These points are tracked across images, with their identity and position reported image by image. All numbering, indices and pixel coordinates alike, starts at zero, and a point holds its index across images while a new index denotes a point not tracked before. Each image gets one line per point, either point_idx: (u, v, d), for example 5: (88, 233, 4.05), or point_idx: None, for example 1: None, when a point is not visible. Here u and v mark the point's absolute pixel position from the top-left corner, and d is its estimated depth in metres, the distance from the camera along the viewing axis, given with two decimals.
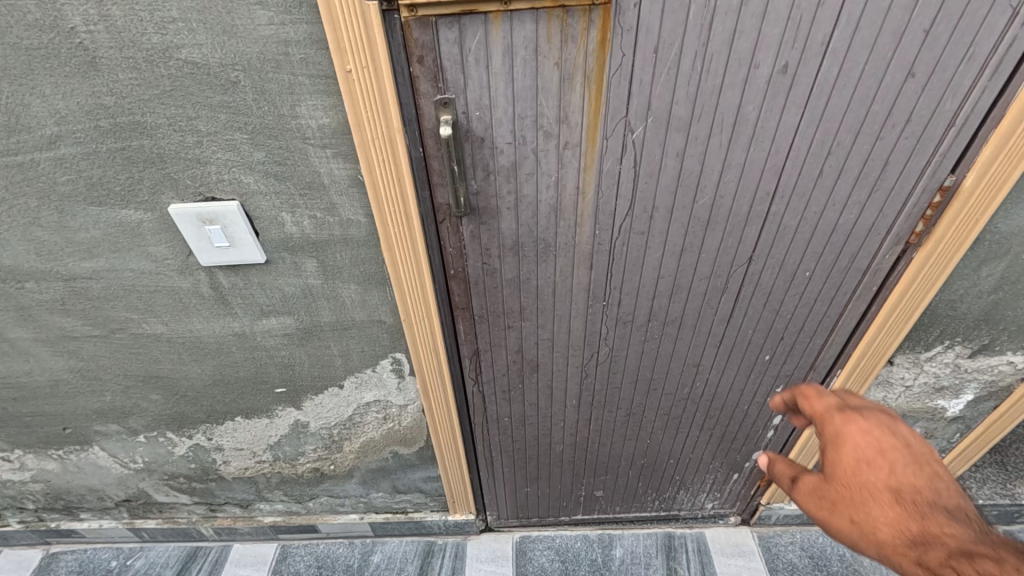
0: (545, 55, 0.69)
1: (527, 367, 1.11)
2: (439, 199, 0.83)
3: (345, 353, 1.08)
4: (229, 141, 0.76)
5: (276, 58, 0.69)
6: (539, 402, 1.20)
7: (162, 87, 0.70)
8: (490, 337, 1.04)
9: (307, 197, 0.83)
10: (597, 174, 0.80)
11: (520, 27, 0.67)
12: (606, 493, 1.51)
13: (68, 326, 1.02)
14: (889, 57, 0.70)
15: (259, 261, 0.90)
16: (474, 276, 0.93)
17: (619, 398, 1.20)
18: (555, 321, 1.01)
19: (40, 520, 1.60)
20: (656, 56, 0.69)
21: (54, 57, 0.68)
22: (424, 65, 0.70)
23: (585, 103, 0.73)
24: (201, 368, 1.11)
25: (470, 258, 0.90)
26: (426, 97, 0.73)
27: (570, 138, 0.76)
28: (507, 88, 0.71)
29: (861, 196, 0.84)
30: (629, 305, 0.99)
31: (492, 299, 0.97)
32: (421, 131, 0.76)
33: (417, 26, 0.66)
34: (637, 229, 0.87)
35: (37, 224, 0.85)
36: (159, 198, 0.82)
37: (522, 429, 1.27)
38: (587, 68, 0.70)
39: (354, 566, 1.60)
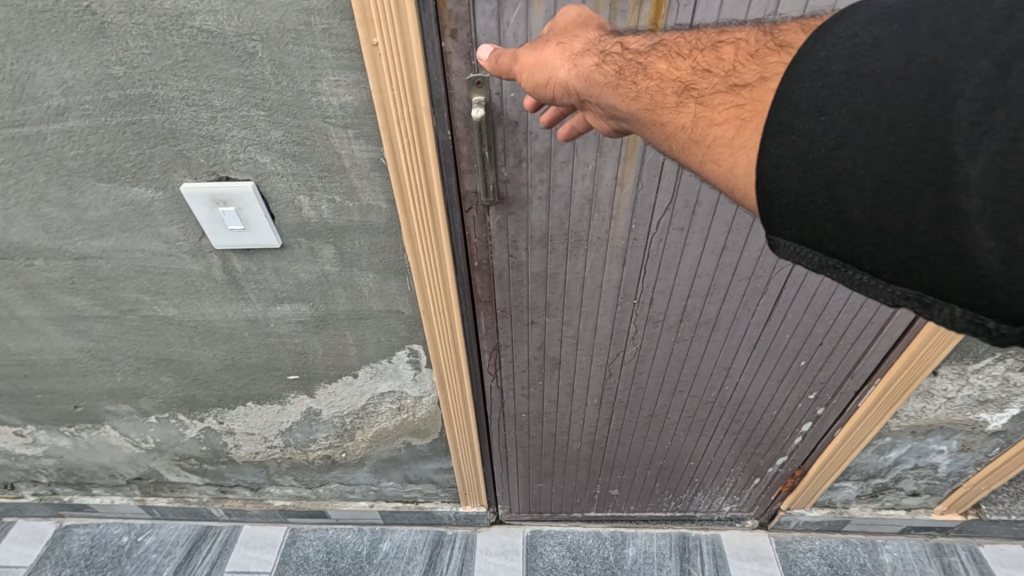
0: None
1: (549, 364, 1.07)
2: (467, 186, 0.78)
3: (360, 343, 1.04)
4: (245, 118, 0.71)
5: (297, 28, 0.63)
6: (559, 399, 1.16)
7: (175, 57, 0.66)
8: (512, 332, 1.00)
9: (326, 180, 0.78)
10: (636, 165, 0.74)
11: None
12: (621, 493, 1.48)
13: (78, 306, 0.99)
14: None
15: (274, 246, 0.86)
16: (499, 268, 0.88)
17: (642, 400, 1.16)
18: (581, 318, 0.97)
19: (53, 494, 1.60)
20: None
21: (60, 22, 0.63)
22: (457, 39, 0.65)
23: None
24: (212, 352, 1.08)
25: (496, 249, 0.85)
26: (458, 75, 0.67)
27: None
28: None
29: None
30: (661, 304, 0.94)
31: (515, 293, 0.92)
32: (450, 112, 0.71)
33: None
34: (676, 225, 0.81)
35: (45, 200, 0.81)
36: (171, 177, 0.78)
37: (538, 426, 1.24)
38: None
39: (363, 553, 1.58)
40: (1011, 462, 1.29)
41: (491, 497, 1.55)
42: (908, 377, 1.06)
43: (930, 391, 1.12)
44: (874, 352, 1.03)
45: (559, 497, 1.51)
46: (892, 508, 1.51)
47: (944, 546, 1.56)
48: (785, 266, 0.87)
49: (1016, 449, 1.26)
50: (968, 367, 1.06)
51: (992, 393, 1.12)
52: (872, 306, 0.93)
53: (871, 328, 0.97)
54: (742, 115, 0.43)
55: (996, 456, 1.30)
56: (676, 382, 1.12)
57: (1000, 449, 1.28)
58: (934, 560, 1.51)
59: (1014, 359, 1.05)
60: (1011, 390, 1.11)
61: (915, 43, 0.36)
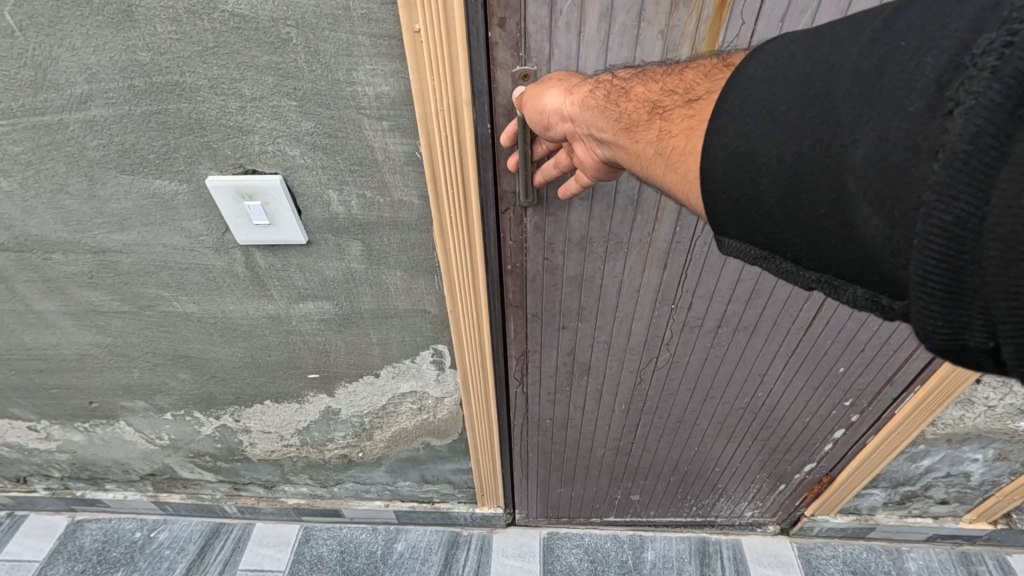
0: (649, 20, 0.61)
1: (578, 369, 1.06)
2: (504, 185, 0.76)
3: (384, 342, 1.02)
4: (276, 108, 0.68)
5: (334, 12, 0.60)
6: (586, 405, 1.15)
7: (205, 43, 0.62)
8: (542, 336, 0.99)
9: (357, 174, 0.75)
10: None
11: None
12: (642, 498, 1.47)
13: (95, 300, 0.96)
14: None
15: (300, 242, 0.83)
16: (533, 271, 0.87)
17: (671, 405, 1.15)
18: (614, 321, 0.96)
19: (65, 488, 1.59)
20: (783, 26, 0.62)
21: (85, 4, 0.60)
22: (506, 28, 0.62)
23: None
24: (232, 350, 1.05)
25: (533, 251, 0.84)
26: (503, 67, 0.65)
27: None
28: (599, 60, 0.64)
29: None
30: (699, 310, 0.92)
31: (549, 297, 0.91)
32: (492, 107, 0.68)
33: None
34: None
35: (65, 192, 0.79)
36: (196, 169, 0.75)
37: (563, 431, 1.23)
38: (696, 39, 0.63)
39: (377, 553, 1.56)
40: None
41: (509, 500, 1.53)
42: (948, 389, 1.04)
43: (971, 400, 1.08)
44: (918, 359, 0.99)
45: (579, 501, 1.49)
46: (920, 516, 1.47)
47: (971, 555, 1.52)
48: None
49: None
50: None
51: None
52: None
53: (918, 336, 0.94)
54: (692, 126, 0.46)
55: None
56: (707, 387, 1.10)
57: None
58: (961, 570, 1.48)
59: None
60: None
61: (859, 71, 0.35)
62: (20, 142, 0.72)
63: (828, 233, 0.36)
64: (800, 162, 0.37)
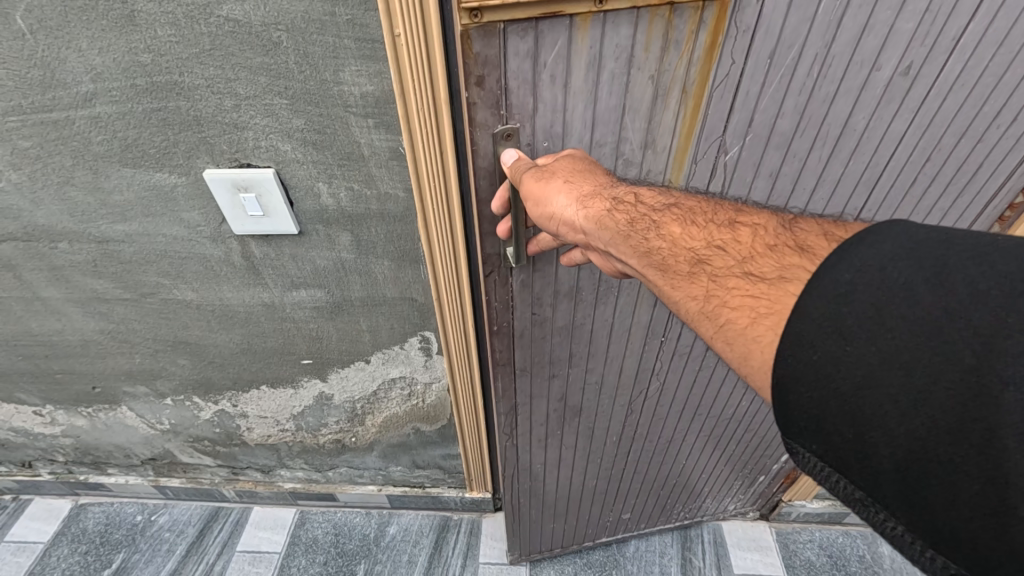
0: (639, 66, 0.64)
1: (569, 412, 1.11)
2: (489, 249, 0.80)
3: (374, 329, 1.07)
4: (268, 106, 0.73)
5: (321, 18, 0.64)
6: (578, 443, 1.20)
7: (202, 45, 0.67)
8: (533, 388, 1.03)
9: (345, 168, 0.80)
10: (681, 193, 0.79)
11: (614, 35, 0.61)
12: (633, 516, 1.50)
13: (99, 288, 1.01)
14: (1016, 50, 0.68)
15: (293, 232, 0.88)
16: (521, 327, 0.91)
17: (661, 426, 1.21)
18: (606, 363, 1.01)
19: (69, 472, 1.64)
20: (771, 61, 0.65)
21: (91, 9, 0.65)
22: (484, 87, 0.63)
23: (679, 123, 0.70)
24: (229, 336, 1.10)
25: (518, 304, 0.87)
26: (484, 127, 0.67)
27: (656, 163, 0.75)
28: (589, 108, 0.67)
29: (945, 203, 0.86)
30: (686, 337, 0.99)
31: (536, 348, 0.95)
32: (474, 167, 0.71)
33: (479, 35, 0.59)
34: None
35: (71, 184, 0.84)
36: (194, 163, 0.80)
37: (558, 470, 1.28)
38: (687, 80, 0.66)
39: (370, 536, 1.62)
40: None
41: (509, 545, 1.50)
42: None
43: None
44: None
45: (572, 533, 1.50)
46: None
47: None
48: None
49: None
50: None
51: None
52: None
53: None
54: (758, 309, 0.48)
55: None
56: (694, 403, 1.16)
57: None
58: None
59: None
60: None
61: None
62: (29, 137, 0.77)
63: (978, 532, 0.37)
64: (933, 438, 0.38)
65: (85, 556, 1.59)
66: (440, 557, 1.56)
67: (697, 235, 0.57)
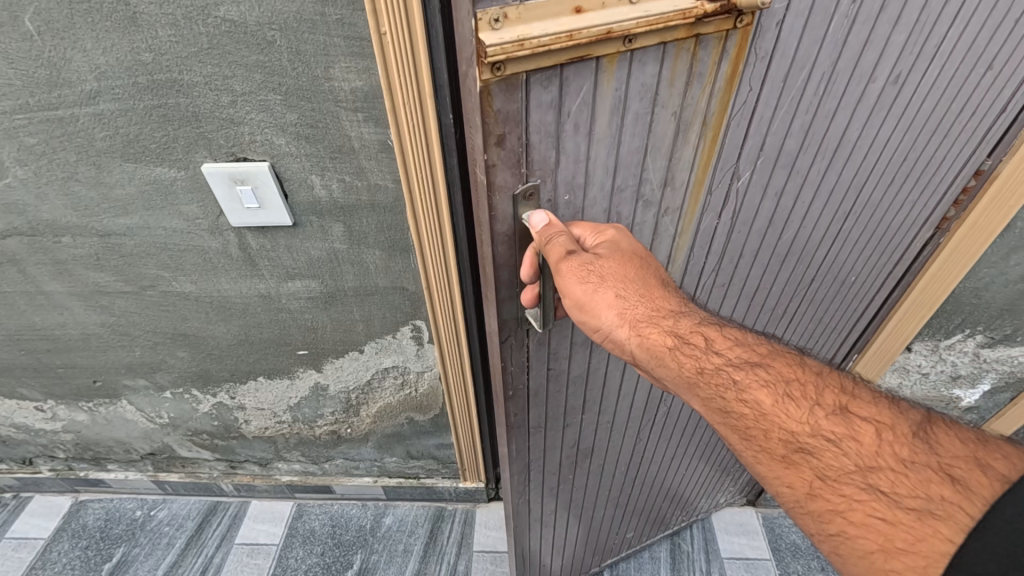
0: (663, 102, 0.62)
1: (582, 455, 1.11)
2: (505, 314, 0.75)
3: (367, 318, 1.11)
4: (263, 102, 0.77)
5: (312, 18, 0.69)
6: (589, 482, 1.20)
7: (200, 45, 0.72)
8: (547, 441, 1.01)
9: (336, 161, 0.84)
10: (696, 220, 0.78)
11: (640, 74, 0.58)
12: (636, 535, 1.49)
13: (101, 281, 1.05)
14: (980, 51, 0.75)
15: (287, 224, 0.92)
16: (537, 385, 0.88)
17: (664, 442, 1.24)
18: (618, 400, 1.04)
19: (69, 469, 1.67)
20: (785, 83, 0.67)
21: (96, 11, 0.69)
22: (504, 146, 0.57)
23: (698, 154, 0.70)
24: (227, 328, 1.14)
25: (532, 360, 0.83)
26: (503, 190, 0.61)
27: (673, 199, 0.73)
28: (612, 151, 0.64)
29: (918, 196, 0.91)
30: None
31: (552, 401, 0.94)
32: (491, 232, 0.65)
33: (500, 90, 0.53)
34: (716, 272, 0.89)
35: (75, 179, 0.88)
36: (193, 157, 0.84)
37: (570, 511, 1.26)
38: (707, 113, 0.66)
39: (366, 526, 1.65)
40: None
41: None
42: (873, 370, 1.18)
43: (906, 367, 1.19)
44: (851, 334, 1.14)
45: (578, 565, 1.47)
46: None
47: None
48: (794, 286, 0.99)
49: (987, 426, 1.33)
50: (940, 343, 1.14)
51: (964, 369, 1.20)
52: (864, 295, 1.06)
53: (853, 316, 1.10)
54: (886, 534, 0.50)
55: None
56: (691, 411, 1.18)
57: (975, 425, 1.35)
58: None
59: (982, 336, 1.13)
60: (982, 365, 1.20)
61: None
62: (35, 134, 0.81)
63: None
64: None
65: (86, 551, 1.61)
66: (435, 546, 1.60)
67: (796, 413, 0.58)
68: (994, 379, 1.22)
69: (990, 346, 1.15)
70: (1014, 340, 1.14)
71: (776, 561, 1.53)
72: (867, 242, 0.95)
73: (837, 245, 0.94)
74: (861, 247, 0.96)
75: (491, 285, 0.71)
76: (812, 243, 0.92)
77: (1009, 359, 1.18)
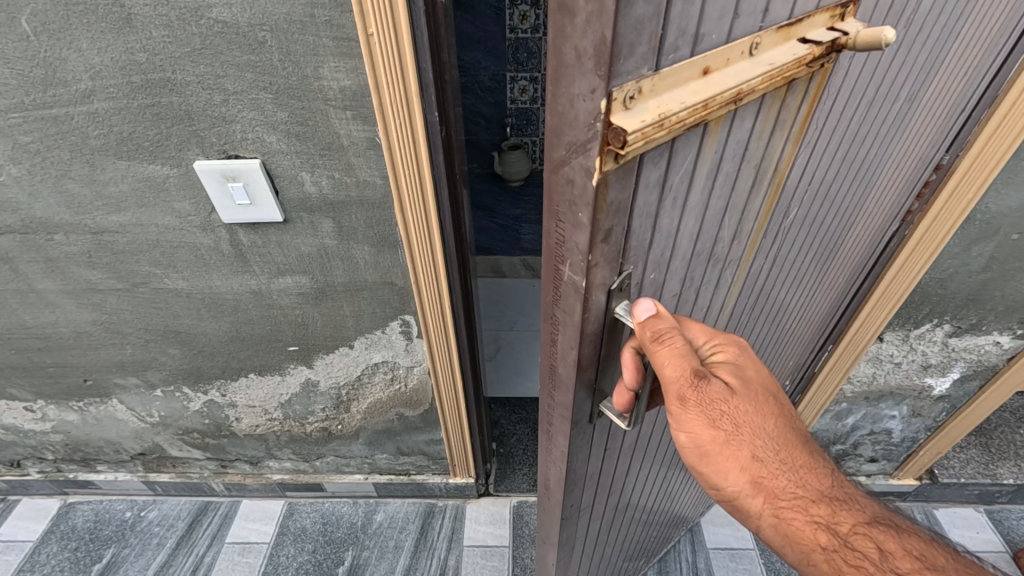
0: (749, 154, 0.57)
1: (618, 508, 1.07)
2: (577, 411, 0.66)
3: (357, 314, 1.13)
4: (254, 100, 0.80)
5: (302, 19, 0.72)
6: (618, 528, 1.16)
7: (193, 45, 0.74)
8: (590, 508, 0.96)
9: (326, 158, 0.87)
10: (748, 260, 0.76)
11: (737, 132, 0.53)
12: (649, 560, 1.48)
13: (92, 278, 1.07)
14: (972, 63, 0.80)
15: (278, 220, 0.94)
16: (592, 462, 0.82)
17: (683, 472, 1.24)
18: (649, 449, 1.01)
19: (58, 471, 1.67)
20: (839, 115, 0.67)
21: (91, 12, 0.71)
22: (610, 240, 0.49)
23: (765, 195, 0.66)
24: (218, 325, 1.16)
25: (593, 439, 0.77)
26: (599, 287, 0.53)
27: (736, 242, 0.70)
28: (698, 212, 0.58)
29: (905, 198, 0.97)
30: None
31: (600, 471, 0.88)
32: (580, 335, 0.56)
33: (616, 180, 0.44)
34: (752, 303, 0.87)
35: (69, 177, 0.89)
36: (186, 155, 0.86)
37: (600, 558, 1.22)
38: (779, 158, 0.63)
39: (358, 523, 1.66)
40: (956, 427, 1.40)
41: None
42: (845, 361, 1.23)
43: (879, 356, 1.24)
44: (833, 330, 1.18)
45: None
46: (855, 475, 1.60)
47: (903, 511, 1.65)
48: (807, 299, 1.01)
49: (959, 414, 1.38)
50: (910, 333, 1.19)
51: (934, 358, 1.25)
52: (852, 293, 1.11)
53: (840, 315, 1.15)
54: None
55: (944, 421, 1.41)
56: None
57: (948, 414, 1.40)
58: None
59: (950, 326, 1.18)
60: (951, 355, 1.24)
61: None
62: (29, 132, 0.83)
63: None
64: None
65: (75, 552, 1.61)
66: (426, 542, 1.61)
67: None
68: (963, 368, 1.27)
69: (957, 335, 1.20)
70: (980, 328, 1.19)
71: (759, 550, 1.57)
72: (863, 247, 1.00)
73: (842, 253, 0.97)
74: (857, 253, 1.01)
75: (570, 388, 0.63)
76: (827, 256, 0.95)
77: (977, 347, 1.23)
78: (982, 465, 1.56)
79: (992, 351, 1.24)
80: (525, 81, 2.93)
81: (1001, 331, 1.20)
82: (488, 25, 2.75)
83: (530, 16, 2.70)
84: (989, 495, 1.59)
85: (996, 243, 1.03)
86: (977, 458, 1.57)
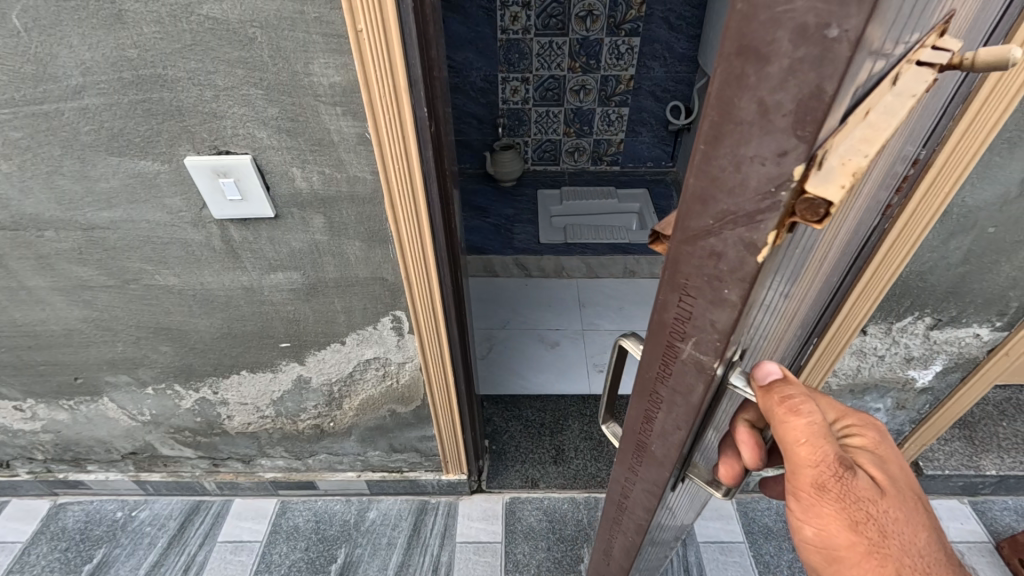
0: (857, 193, 0.49)
1: (670, 529, 1.05)
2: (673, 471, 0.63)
3: (348, 309, 1.14)
4: (245, 96, 0.81)
5: (292, 16, 0.73)
6: (663, 547, 1.14)
7: (184, 41, 0.75)
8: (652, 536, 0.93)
9: (317, 154, 0.88)
10: (814, 290, 0.69)
11: (865, 179, 0.44)
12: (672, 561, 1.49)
13: (83, 275, 1.07)
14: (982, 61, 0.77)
15: (269, 216, 0.95)
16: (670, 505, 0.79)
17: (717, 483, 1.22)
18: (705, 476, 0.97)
19: (48, 471, 1.66)
20: (913, 132, 0.59)
21: (82, 8, 0.72)
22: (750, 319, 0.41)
23: (847, 229, 0.59)
24: (210, 321, 1.17)
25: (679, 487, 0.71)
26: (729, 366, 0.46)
27: (812, 277, 0.63)
28: (805, 263, 0.50)
29: (903, 197, 0.95)
30: None
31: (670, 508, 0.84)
32: (696, 409, 0.50)
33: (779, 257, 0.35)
34: (798, 323, 0.81)
35: (59, 173, 0.90)
36: (176, 151, 0.87)
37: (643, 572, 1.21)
38: (874, 190, 0.54)
39: (350, 521, 1.67)
40: (938, 418, 1.43)
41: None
42: (830, 353, 1.23)
43: (863, 350, 1.26)
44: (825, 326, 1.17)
45: None
46: None
47: None
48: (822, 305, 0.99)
49: (941, 406, 1.41)
50: (892, 326, 1.21)
51: (917, 351, 1.28)
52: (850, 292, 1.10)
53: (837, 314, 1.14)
54: None
55: (928, 413, 1.44)
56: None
57: (931, 406, 1.43)
58: None
59: (931, 318, 1.21)
60: (933, 347, 1.27)
61: None
62: (19, 128, 0.84)
63: None
64: None
65: (66, 553, 1.61)
66: (419, 539, 1.62)
67: None
68: (945, 360, 1.30)
69: (938, 327, 1.23)
70: (960, 321, 1.22)
71: (749, 543, 1.59)
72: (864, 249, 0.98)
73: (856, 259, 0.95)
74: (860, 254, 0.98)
75: (677, 455, 0.59)
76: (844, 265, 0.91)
77: (958, 340, 1.26)
78: (966, 457, 1.59)
79: (973, 343, 1.27)
80: (516, 82, 2.95)
81: (981, 323, 1.23)
82: (480, 25, 2.76)
83: (521, 16, 2.72)
84: (973, 486, 1.62)
85: (973, 237, 1.06)
86: (961, 450, 1.60)
